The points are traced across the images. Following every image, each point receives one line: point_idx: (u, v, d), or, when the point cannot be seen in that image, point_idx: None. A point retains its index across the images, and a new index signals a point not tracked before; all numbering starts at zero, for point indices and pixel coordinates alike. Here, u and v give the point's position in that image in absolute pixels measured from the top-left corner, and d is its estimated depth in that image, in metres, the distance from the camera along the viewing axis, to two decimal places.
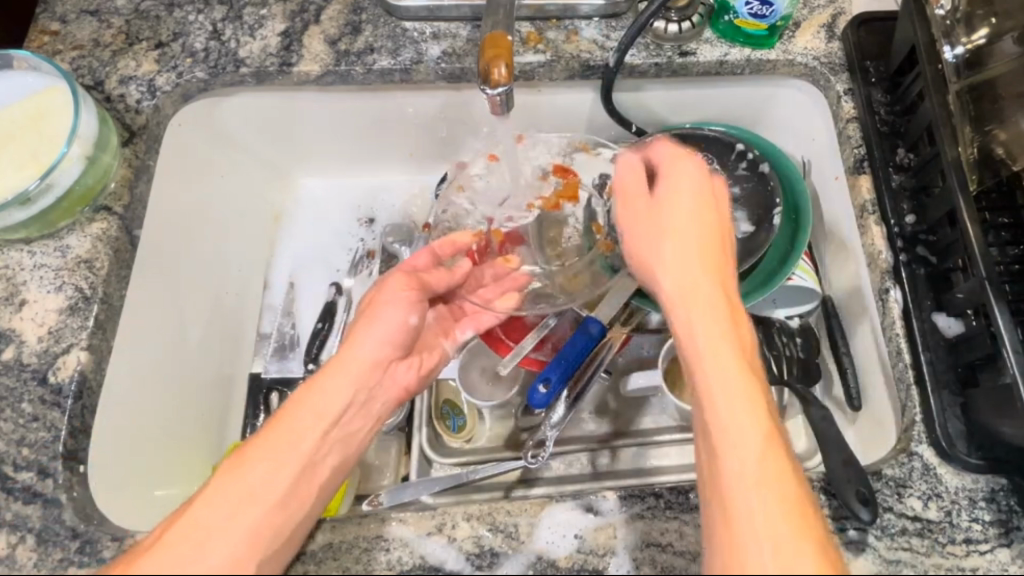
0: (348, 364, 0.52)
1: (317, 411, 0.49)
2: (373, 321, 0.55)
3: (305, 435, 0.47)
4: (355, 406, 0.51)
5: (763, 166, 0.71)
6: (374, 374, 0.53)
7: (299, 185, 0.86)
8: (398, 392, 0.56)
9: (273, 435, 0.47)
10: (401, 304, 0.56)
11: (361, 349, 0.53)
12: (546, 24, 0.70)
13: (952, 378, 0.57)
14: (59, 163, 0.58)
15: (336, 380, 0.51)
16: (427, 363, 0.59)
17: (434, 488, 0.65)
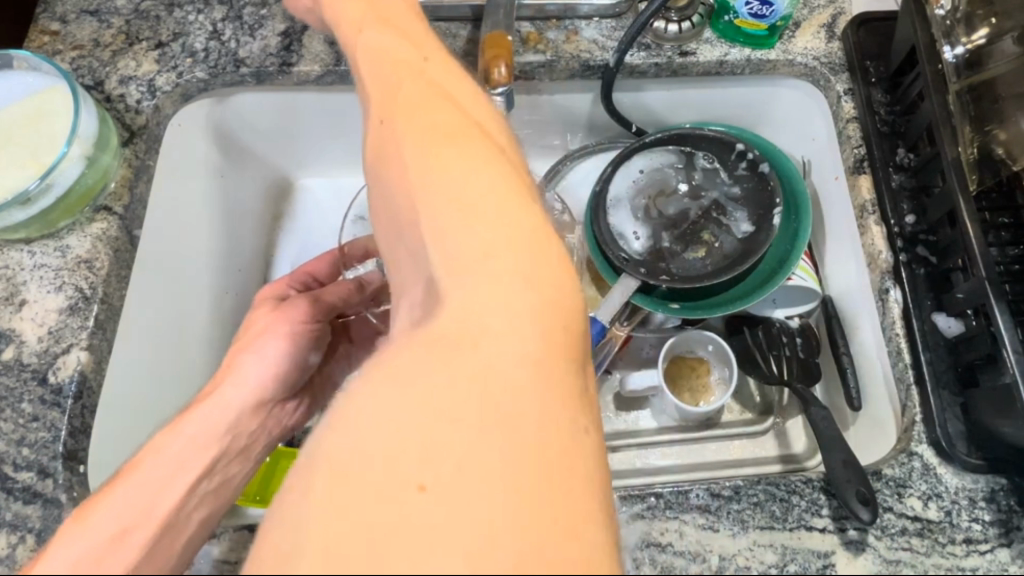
0: (216, 412, 0.46)
1: (189, 450, 0.43)
2: (238, 370, 0.50)
3: (173, 480, 0.41)
4: (228, 451, 0.46)
5: (763, 166, 0.70)
6: (252, 417, 0.49)
7: (299, 185, 0.87)
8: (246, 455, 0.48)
9: (148, 471, 0.40)
10: (264, 346, 0.53)
11: (214, 410, 0.46)
12: (546, 24, 0.70)
13: (952, 378, 0.57)
14: (59, 163, 0.58)
15: (203, 417, 0.45)
16: (317, 398, 0.61)
17: None
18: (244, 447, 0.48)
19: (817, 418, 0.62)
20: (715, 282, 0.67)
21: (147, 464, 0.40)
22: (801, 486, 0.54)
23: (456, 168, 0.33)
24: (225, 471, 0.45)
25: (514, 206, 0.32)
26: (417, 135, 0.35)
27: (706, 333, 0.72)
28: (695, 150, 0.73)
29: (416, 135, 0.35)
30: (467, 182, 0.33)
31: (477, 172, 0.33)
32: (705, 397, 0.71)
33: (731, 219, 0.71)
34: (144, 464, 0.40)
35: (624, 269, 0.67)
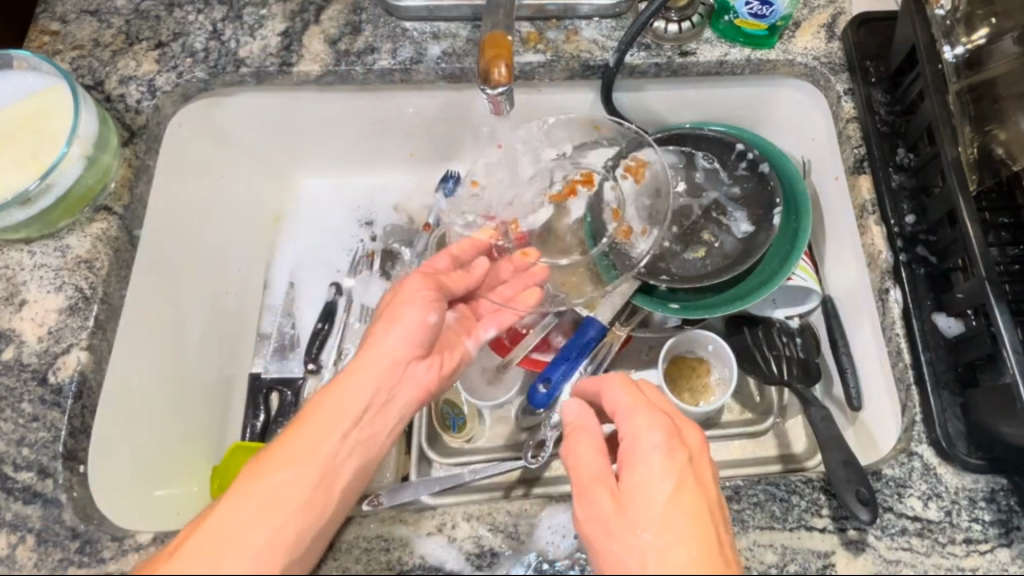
0: (373, 372, 0.52)
1: (337, 411, 0.49)
2: (391, 325, 0.54)
3: (327, 439, 0.48)
4: (376, 407, 0.51)
5: (763, 166, 0.70)
6: (394, 374, 0.53)
7: (299, 186, 0.87)
8: (418, 394, 0.54)
9: (305, 437, 0.48)
10: (424, 305, 0.55)
11: (373, 370, 0.52)
12: (546, 24, 0.70)
13: (952, 378, 0.57)
14: (59, 163, 0.58)
15: (358, 380, 0.51)
16: (448, 364, 0.59)
17: (434, 488, 0.64)
18: (406, 387, 0.54)
19: (816, 418, 0.62)
20: (715, 282, 0.67)
21: (300, 437, 0.48)
22: (801, 486, 0.55)
23: (690, 531, 0.43)
24: (382, 415, 0.52)
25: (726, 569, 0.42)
26: (675, 489, 0.45)
27: (706, 332, 0.71)
28: (695, 150, 0.73)
29: (682, 504, 0.44)
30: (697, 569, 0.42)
31: (694, 550, 0.42)
32: (705, 397, 0.71)
33: (731, 219, 0.71)
34: (307, 428, 0.48)
35: (624, 270, 0.68)
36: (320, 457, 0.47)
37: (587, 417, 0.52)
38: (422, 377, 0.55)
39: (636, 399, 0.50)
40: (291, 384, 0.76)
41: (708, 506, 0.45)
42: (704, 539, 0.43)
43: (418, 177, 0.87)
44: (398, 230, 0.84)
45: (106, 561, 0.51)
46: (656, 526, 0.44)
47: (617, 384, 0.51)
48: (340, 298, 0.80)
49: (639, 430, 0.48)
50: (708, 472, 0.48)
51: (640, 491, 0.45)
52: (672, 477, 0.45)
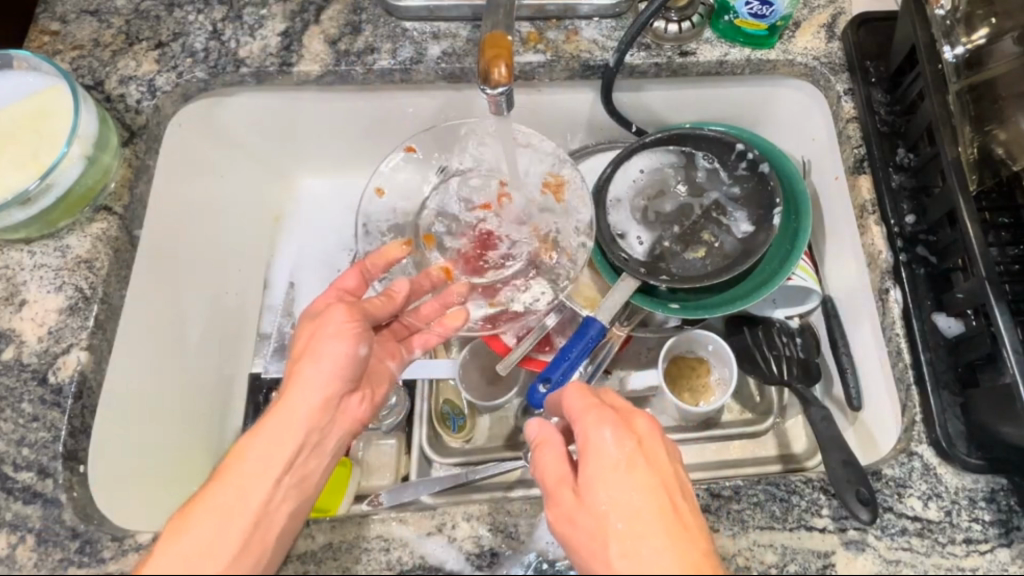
0: (297, 413, 0.50)
1: (267, 452, 0.48)
2: (316, 361, 0.52)
3: (264, 475, 0.47)
4: (308, 446, 0.50)
5: (763, 166, 0.70)
6: (325, 412, 0.52)
7: (300, 185, 0.87)
8: (348, 427, 0.54)
9: (244, 467, 0.47)
10: (344, 339, 0.53)
11: (299, 411, 0.50)
12: (546, 24, 0.70)
13: (952, 378, 0.57)
14: (59, 163, 0.58)
15: (283, 422, 0.49)
16: (375, 396, 0.59)
17: (434, 488, 0.65)
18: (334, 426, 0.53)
19: (816, 418, 0.62)
20: (714, 282, 0.67)
21: (241, 462, 0.47)
22: (801, 486, 0.55)
23: (645, 513, 0.43)
24: (312, 452, 0.51)
25: (686, 541, 0.41)
26: (632, 483, 0.44)
27: (706, 332, 0.71)
28: (695, 150, 0.73)
29: (634, 489, 0.44)
30: (657, 549, 0.41)
31: (652, 531, 0.42)
32: (705, 397, 0.71)
33: (731, 219, 0.71)
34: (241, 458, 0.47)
35: (624, 270, 0.67)
36: (252, 500, 0.45)
37: (550, 429, 0.51)
38: (353, 410, 0.55)
39: (587, 402, 0.49)
40: None
41: (662, 484, 0.45)
42: (661, 517, 0.43)
43: None
44: None
45: (105, 561, 0.51)
46: (623, 526, 0.43)
47: (572, 391, 0.51)
48: None
49: (588, 429, 0.47)
50: (663, 452, 0.47)
51: (593, 487, 0.45)
52: (622, 466, 0.45)
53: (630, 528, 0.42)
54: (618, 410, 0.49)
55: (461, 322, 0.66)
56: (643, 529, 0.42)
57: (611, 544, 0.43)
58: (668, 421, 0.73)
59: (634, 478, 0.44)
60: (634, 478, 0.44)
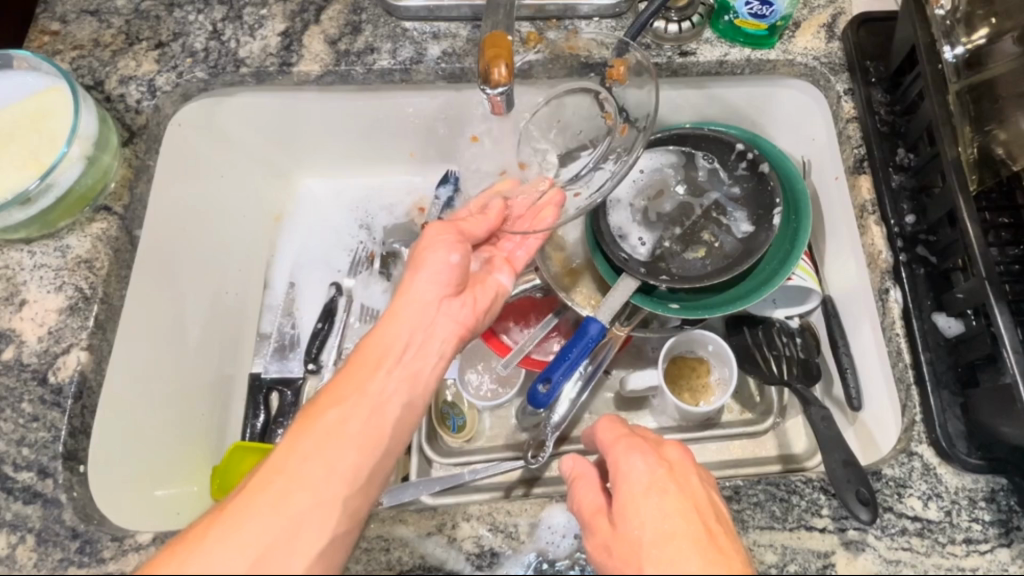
0: (405, 315, 0.51)
1: (381, 351, 0.49)
2: (418, 268, 0.54)
3: (381, 369, 0.48)
4: (418, 346, 0.51)
5: (763, 166, 0.70)
6: (436, 314, 0.53)
7: (300, 186, 0.87)
8: (453, 328, 0.53)
9: (361, 363, 0.48)
10: (445, 248, 0.55)
11: (406, 314, 0.51)
12: (546, 24, 0.71)
13: (952, 378, 0.57)
14: (59, 163, 0.58)
15: (396, 322, 0.51)
16: (481, 301, 0.57)
17: (434, 488, 0.64)
18: (440, 324, 0.52)
19: (816, 418, 0.62)
20: (714, 282, 0.66)
21: (358, 365, 0.48)
22: (801, 486, 0.55)
23: (679, 536, 0.43)
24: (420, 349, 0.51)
25: (722, 563, 0.41)
26: (665, 510, 0.44)
27: (706, 332, 0.71)
28: (695, 149, 0.73)
29: (668, 512, 0.44)
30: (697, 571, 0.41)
31: (686, 552, 0.42)
32: (705, 397, 0.71)
33: (731, 219, 0.71)
34: (357, 359, 0.49)
35: (624, 269, 0.66)
36: (370, 392, 0.47)
37: (584, 463, 0.52)
38: (457, 314, 0.54)
39: (619, 435, 0.50)
40: (291, 384, 0.76)
41: (695, 508, 0.45)
42: (697, 540, 0.42)
43: (417, 177, 0.87)
44: (399, 229, 0.84)
45: (106, 561, 0.51)
46: (658, 550, 0.42)
47: (607, 426, 0.52)
48: (340, 298, 0.80)
49: (621, 459, 0.48)
50: (694, 477, 0.47)
51: (627, 512, 0.45)
52: (654, 489, 0.45)
53: (666, 554, 0.42)
54: (650, 440, 0.50)
55: (552, 216, 0.62)
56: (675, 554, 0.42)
57: (644, 567, 0.42)
58: (668, 421, 0.73)
59: (669, 503, 0.44)
60: (671, 503, 0.44)
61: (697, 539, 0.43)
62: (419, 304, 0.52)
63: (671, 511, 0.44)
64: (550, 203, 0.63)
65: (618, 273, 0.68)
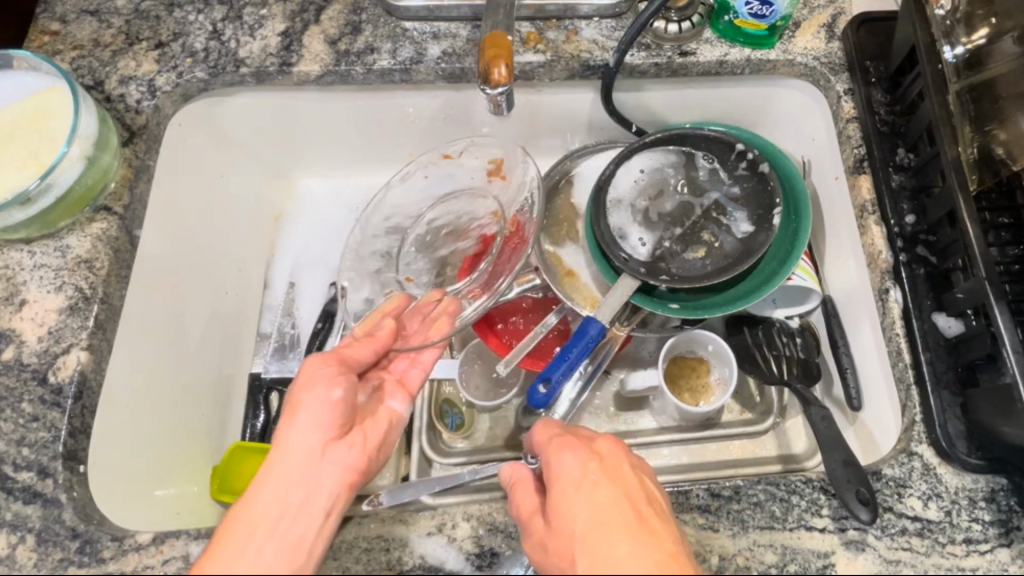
0: (283, 474, 0.47)
1: (255, 520, 0.44)
2: (295, 414, 0.50)
3: (256, 539, 0.43)
4: (297, 505, 0.46)
5: (763, 166, 0.70)
6: (318, 465, 0.48)
7: (299, 186, 0.87)
8: (339, 478, 0.49)
9: (231, 537, 0.43)
10: (325, 383, 0.51)
11: (285, 472, 0.47)
12: (546, 24, 0.70)
13: (952, 378, 0.57)
14: (59, 163, 0.58)
15: (269, 484, 0.46)
16: (370, 440, 0.53)
17: (434, 488, 0.63)
18: (324, 478, 0.48)
19: (816, 418, 0.62)
20: (714, 282, 0.66)
21: (230, 534, 0.43)
22: (801, 486, 0.55)
23: (609, 524, 0.43)
24: (300, 509, 0.46)
25: (654, 545, 0.41)
26: (593, 501, 0.44)
27: (707, 332, 0.71)
28: (695, 149, 0.73)
29: (598, 503, 0.44)
30: (627, 555, 0.41)
31: (617, 539, 0.42)
32: (705, 397, 0.71)
33: (731, 219, 0.70)
34: (228, 531, 0.44)
35: (624, 270, 0.67)
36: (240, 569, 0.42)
37: (523, 469, 0.52)
38: (344, 459, 0.50)
39: (550, 437, 0.51)
40: (291, 384, 0.76)
41: (626, 496, 0.45)
42: (627, 527, 0.42)
43: None
44: None
45: (105, 561, 0.51)
46: (592, 539, 0.42)
47: (542, 433, 0.53)
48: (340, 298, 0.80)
49: (552, 457, 0.48)
50: (626, 466, 0.47)
51: (560, 507, 0.45)
52: (581, 484, 0.46)
53: (599, 543, 0.42)
54: (583, 437, 0.50)
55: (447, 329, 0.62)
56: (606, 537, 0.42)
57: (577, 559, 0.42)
58: (669, 421, 0.73)
59: (599, 497, 0.44)
60: (602, 496, 0.44)
61: (627, 523, 0.43)
62: (296, 458, 0.48)
63: (600, 501, 0.44)
64: (444, 312, 0.64)
65: (618, 273, 0.68)
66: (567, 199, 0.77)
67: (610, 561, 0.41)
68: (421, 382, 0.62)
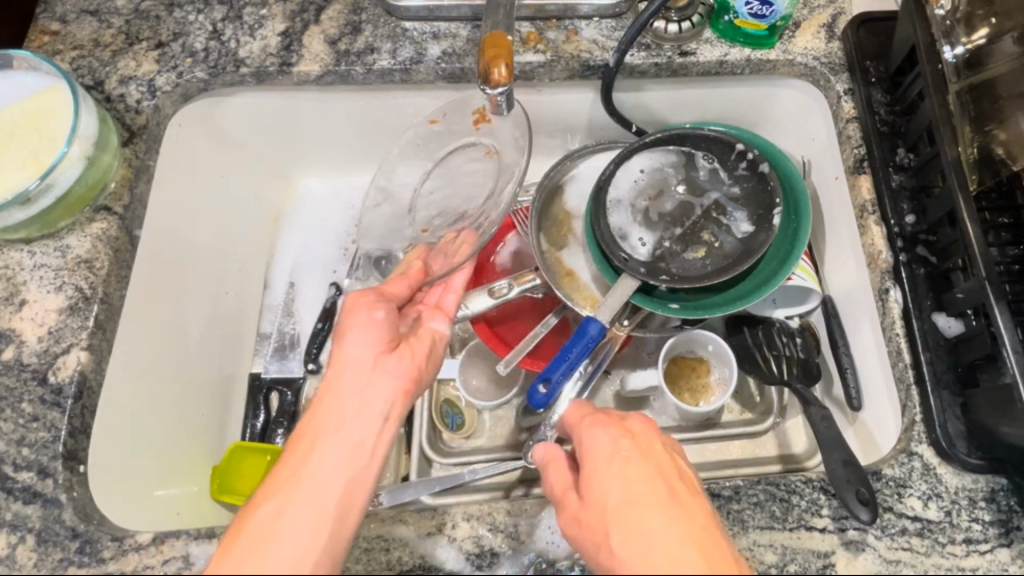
0: (341, 386, 0.48)
1: (316, 437, 0.46)
2: (346, 334, 0.51)
3: (319, 451, 0.45)
4: (358, 417, 0.47)
5: (763, 166, 0.70)
6: (372, 380, 0.49)
7: (299, 186, 0.87)
8: (395, 384, 0.49)
9: (297, 444, 0.45)
10: (366, 307, 0.53)
11: (342, 385, 0.48)
12: (546, 24, 0.70)
13: (952, 378, 0.57)
14: (59, 163, 0.58)
15: (329, 401, 0.47)
16: (418, 354, 0.53)
17: (434, 488, 0.63)
18: (379, 384, 0.49)
19: (815, 418, 0.62)
20: (713, 282, 0.66)
21: (294, 448, 0.45)
22: (801, 486, 0.55)
23: (641, 498, 0.43)
24: (359, 415, 0.47)
25: (686, 518, 0.42)
26: (625, 478, 0.44)
27: (706, 332, 0.71)
28: (695, 150, 0.73)
29: (630, 478, 0.44)
30: (661, 529, 0.41)
31: (650, 512, 0.42)
32: (705, 397, 0.71)
33: (731, 219, 0.70)
34: (295, 441, 0.45)
35: (624, 270, 0.67)
36: (305, 477, 0.43)
37: (556, 449, 0.52)
38: (397, 368, 0.50)
39: (582, 417, 0.51)
40: (291, 384, 0.76)
41: (658, 473, 0.45)
42: (660, 502, 0.43)
43: None
44: None
45: (105, 561, 0.51)
46: (625, 512, 0.43)
47: (575, 412, 0.53)
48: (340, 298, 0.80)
49: (584, 437, 0.48)
50: (657, 444, 0.47)
51: (592, 481, 0.45)
52: (613, 458, 0.46)
53: (632, 517, 0.42)
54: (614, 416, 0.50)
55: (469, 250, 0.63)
56: (638, 511, 0.42)
57: (611, 533, 0.42)
58: (669, 421, 0.73)
59: (633, 473, 0.44)
60: (635, 471, 0.45)
61: (658, 497, 0.43)
62: (351, 374, 0.49)
63: (632, 475, 0.44)
64: (462, 240, 0.64)
65: (618, 273, 0.69)
66: (567, 199, 0.77)
67: (644, 536, 0.41)
68: (457, 303, 0.61)
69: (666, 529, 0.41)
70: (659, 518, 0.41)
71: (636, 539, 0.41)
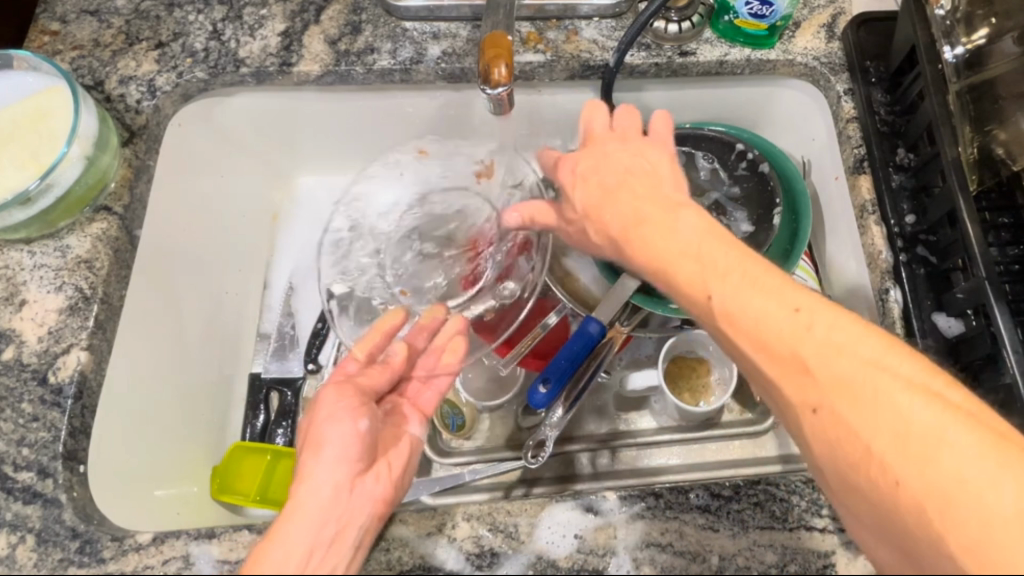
0: (307, 516, 0.43)
1: (278, 563, 0.41)
2: (319, 448, 0.46)
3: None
4: (325, 543, 0.43)
5: (763, 166, 0.70)
6: (348, 501, 0.45)
7: (298, 185, 0.87)
8: (368, 513, 0.46)
9: None
10: (348, 415, 0.48)
11: (310, 511, 0.43)
12: (546, 24, 0.70)
13: (952, 378, 0.56)
14: (59, 163, 0.58)
15: (298, 525, 0.42)
16: (396, 469, 0.49)
17: (433, 488, 0.65)
18: (353, 513, 0.45)
19: None
20: None
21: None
22: (802, 487, 0.54)
23: (647, 213, 0.45)
24: (327, 548, 0.43)
25: (686, 214, 0.44)
26: (629, 206, 0.46)
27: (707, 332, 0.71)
28: (695, 150, 0.73)
29: (633, 200, 0.46)
30: (704, 238, 0.42)
31: (661, 219, 0.44)
32: (705, 397, 0.70)
33: (731, 219, 0.71)
34: (251, 574, 0.40)
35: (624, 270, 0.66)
36: None
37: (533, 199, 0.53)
38: (371, 492, 0.46)
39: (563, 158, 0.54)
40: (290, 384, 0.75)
41: (639, 178, 0.48)
42: (658, 204, 0.45)
43: None
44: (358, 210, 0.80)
45: (105, 561, 0.51)
46: (657, 235, 0.44)
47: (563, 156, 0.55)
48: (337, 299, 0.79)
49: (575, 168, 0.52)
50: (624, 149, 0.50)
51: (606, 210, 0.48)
52: (621, 179, 0.48)
53: (667, 234, 0.43)
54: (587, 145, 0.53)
55: (460, 355, 0.57)
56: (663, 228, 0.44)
57: (639, 236, 0.45)
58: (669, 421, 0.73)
59: (636, 195, 0.47)
60: (634, 187, 0.47)
61: (665, 204, 0.45)
62: (327, 489, 0.44)
63: (632, 196, 0.47)
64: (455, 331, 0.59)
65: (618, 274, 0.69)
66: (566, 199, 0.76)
67: (665, 234, 0.44)
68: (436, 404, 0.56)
69: (685, 229, 0.43)
70: (686, 229, 0.43)
71: (659, 235, 0.44)
